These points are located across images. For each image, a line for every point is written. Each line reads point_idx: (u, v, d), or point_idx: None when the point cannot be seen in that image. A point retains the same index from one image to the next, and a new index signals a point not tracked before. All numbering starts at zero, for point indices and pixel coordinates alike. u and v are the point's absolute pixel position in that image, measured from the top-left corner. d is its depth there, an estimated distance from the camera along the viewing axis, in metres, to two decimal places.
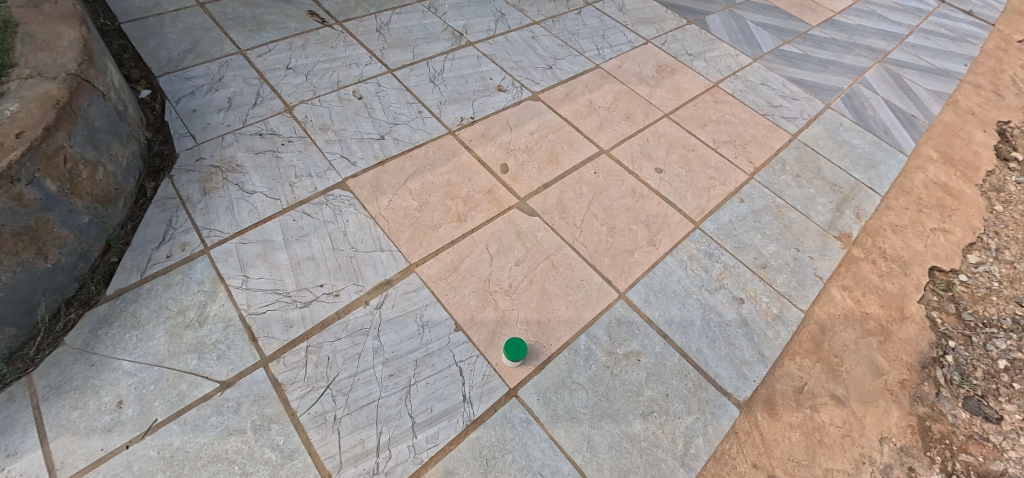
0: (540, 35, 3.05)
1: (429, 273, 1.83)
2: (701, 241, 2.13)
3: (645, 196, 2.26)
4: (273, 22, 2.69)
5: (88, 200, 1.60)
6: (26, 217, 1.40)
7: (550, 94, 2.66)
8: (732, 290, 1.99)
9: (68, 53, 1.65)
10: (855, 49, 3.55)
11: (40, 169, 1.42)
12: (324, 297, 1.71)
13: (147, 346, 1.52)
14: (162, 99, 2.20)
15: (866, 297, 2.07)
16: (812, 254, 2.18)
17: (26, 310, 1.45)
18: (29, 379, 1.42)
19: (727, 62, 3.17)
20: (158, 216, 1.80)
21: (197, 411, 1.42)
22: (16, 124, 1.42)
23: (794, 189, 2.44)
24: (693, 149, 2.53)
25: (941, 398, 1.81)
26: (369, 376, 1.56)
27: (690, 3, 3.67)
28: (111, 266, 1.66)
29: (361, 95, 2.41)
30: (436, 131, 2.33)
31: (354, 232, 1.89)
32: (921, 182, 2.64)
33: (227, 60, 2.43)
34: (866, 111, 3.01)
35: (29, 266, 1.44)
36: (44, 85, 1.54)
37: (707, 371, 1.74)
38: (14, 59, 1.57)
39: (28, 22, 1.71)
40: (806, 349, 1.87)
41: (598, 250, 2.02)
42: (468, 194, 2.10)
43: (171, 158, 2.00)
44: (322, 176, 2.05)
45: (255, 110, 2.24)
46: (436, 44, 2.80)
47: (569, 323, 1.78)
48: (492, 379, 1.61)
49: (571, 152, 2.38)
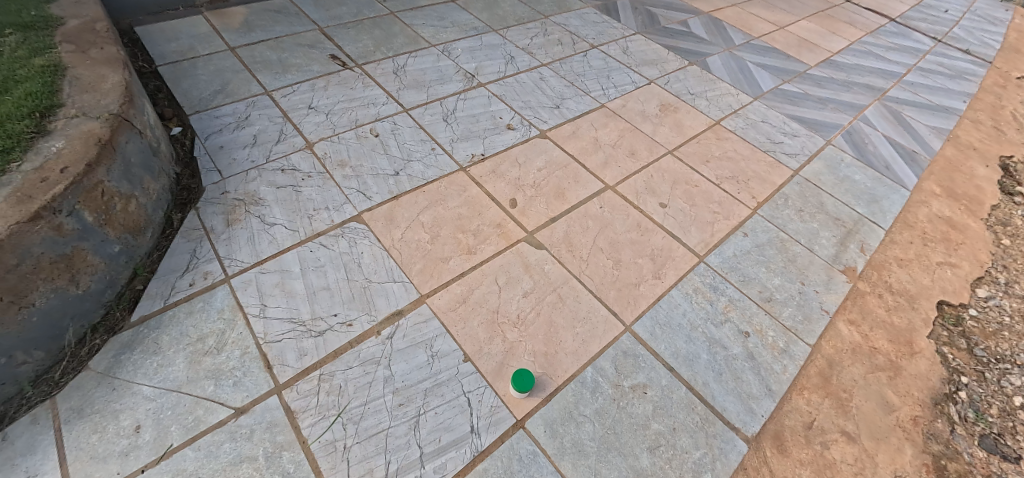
0: (548, 77, 3.19)
1: (440, 304, 1.88)
2: (706, 274, 2.17)
3: (650, 230, 2.32)
4: (298, 65, 2.85)
5: (119, 231, 1.69)
6: (63, 245, 1.48)
7: (557, 132, 2.77)
8: (738, 324, 2.01)
9: (111, 94, 1.78)
10: (854, 87, 3.66)
11: (80, 201, 1.52)
12: (337, 326, 1.76)
13: (166, 372, 1.56)
14: (192, 135, 2.33)
15: (874, 332, 2.08)
16: (817, 288, 2.20)
17: (55, 334, 1.52)
18: (52, 401, 1.47)
19: (728, 101, 3.28)
20: (183, 246, 1.88)
21: (211, 437, 1.45)
22: (62, 160, 1.53)
23: (797, 223, 2.48)
24: (696, 185, 2.60)
25: (956, 436, 1.79)
26: (379, 405, 1.59)
27: (691, 44, 3.83)
28: (136, 293, 1.73)
29: (378, 133, 2.53)
30: (448, 167, 2.43)
31: (368, 263, 1.96)
32: (925, 216, 2.68)
33: (253, 100, 2.58)
34: (866, 147, 3.08)
35: (62, 292, 1.51)
36: (87, 123, 1.65)
37: (714, 406, 1.75)
38: (61, 100, 1.71)
39: (75, 66, 1.86)
40: (814, 384, 1.87)
41: (604, 283, 2.06)
42: (478, 227, 2.17)
43: (197, 191, 2.09)
44: (339, 209, 2.14)
45: (278, 147, 2.36)
46: (449, 85, 2.95)
47: (575, 354, 1.81)
48: (500, 411, 1.63)
49: (578, 187, 2.46)
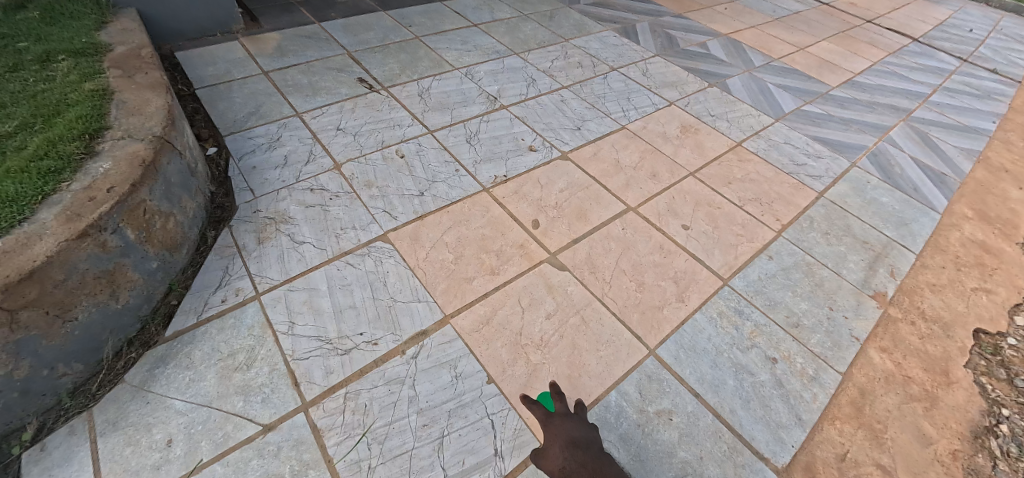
0: (569, 99, 3.24)
1: (464, 325, 1.89)
2: (730, 298, 2.15)
3: (673, 252, 2.31)
4: (327, 88, 2.95)
5: (158, 247, 1.74)
6: (107, 261, 1.54)
7: (578, 153, 2.79)
8: (765, 349, 1.97)
9: (155, 117, 1.86)
10: (878, 108, 3.62)
11: (124, 219, 1.58)
12: (363, 345, 1.77)
13: (197, 386, 1.60)
14: (226, 156, 2.41)
15: (907, 360, 2.02)
16: (846, 313, 2.16)
17: (94, 347, 1.57)
18: (89, 413, 1.51)
19: (749, 123, 3.28)
20: (216, 263, 1.94)
21: (240, 453, 1.47)
22: (109, 179, 1.59)
23: (823, 246, 2.45)
24: (719, 207, 2.59)
25: (998, 472, 1.73)
26: (403, 425, 1.59)
27: (710, 66, 3.86)
28: (171, 308, 1.77)
29: (404, 154, 2.59)
30: (472, 188, 2.46)
31: (394, 282, 1.99)
32: (957, 240, 2.62)
33: (285, 122, 2.66)
34: (892, 169, 3.04)
35: (103, 306, 1.56)
36: (132, 145, 1.73)
37: (742, 434, 1.71)
38: (109, 123, 1.79)
39: (122, 90, 1.96)
40: (846, 414, 1.82)
41: (627, 305, 2.05)
42: (501, 248, 2.19)
43: (230, 209, 2.16)
44: (365, 229, 2.18)
45: (308, 167, 2.42)
46: (472, 107, 3.01)
47: (599, 378, 1.80)
48: (524, 434, 1.62)
49: (600, 209, 2.47)
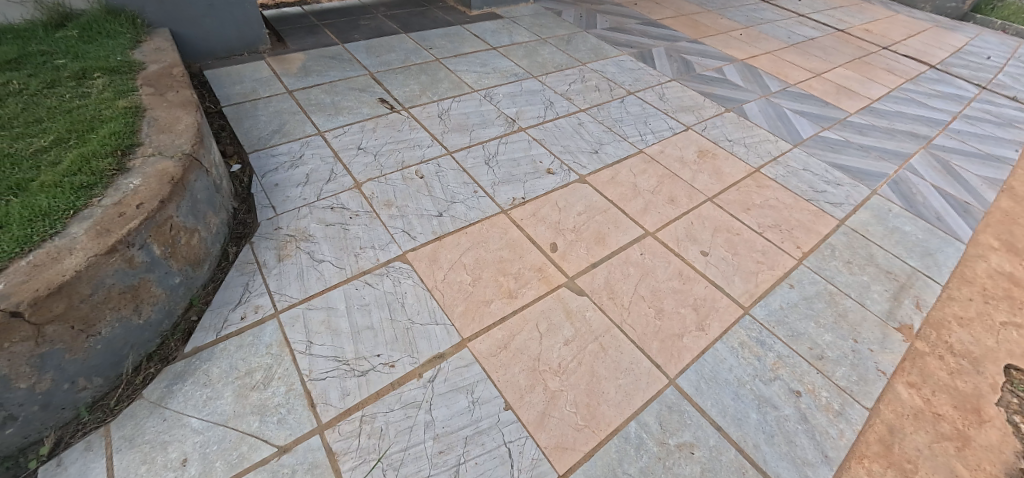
0: (586, 122, 3.25)
1: (481, 349, 1.86)
2: (751, 327, 2.10)
3: (692, 278, 2.28)
4: (349, 108, 2.99)
5: (182, 263, 1.76)
6: (132, 277, 1.55)
7: (596, 177, 2.79)
8: (788, 381, 1.92)
9: (185, 135, 1.90)
10: (898, 135, 3.59)
11: (152, 235, 1.60)
12: (380, 367, 1.76)
13: (214, 405, 1.59)
14: (250, 173, 2.45)
15: (937, 397, 1.96)
16: (872, 346, 2.10)
17: (115, 361, 1.57)
18: (106, 428, 1.50)
19: (767, 148, 3.26)
20: (237, 279, 1.95)
21: (254, 475, 1.45)
22: (138, 196, 1.62)
23: (845, 276, 2.40)
24: (738, 233, 2.56)
25: None
26: (419, 451, 1.56)
27: (727, 91, 3.86)
28: (191, 324, 1.78)
29: (423, 174, 2.60)
30: (490, 209, 2.47)
31: (412, 303, 1.98)
32: (984, 271, 2.56)
33: (307, 140, 2.70)
34: (915, 198, 2.99)
35: (125, 321, 1.57)
36: (162, 162, 1.76)
37: (766, 470, 1.66)
38: (140, 140, 1.83)
39: (154, 108, 2.01)
40: (875, 452, 1.76)
41: (646, 333, 2.02)
42: (519, 271, 2.18)
43: (252, 226, 2.18)
44: (384, 248, 2.18)
45: (328, 186, 2.44)
46: (491, 129, 3.03)
47: (619, 407, 1.76)
48: (541, 464, 1.58)
49: (618, 233, 2.45)
